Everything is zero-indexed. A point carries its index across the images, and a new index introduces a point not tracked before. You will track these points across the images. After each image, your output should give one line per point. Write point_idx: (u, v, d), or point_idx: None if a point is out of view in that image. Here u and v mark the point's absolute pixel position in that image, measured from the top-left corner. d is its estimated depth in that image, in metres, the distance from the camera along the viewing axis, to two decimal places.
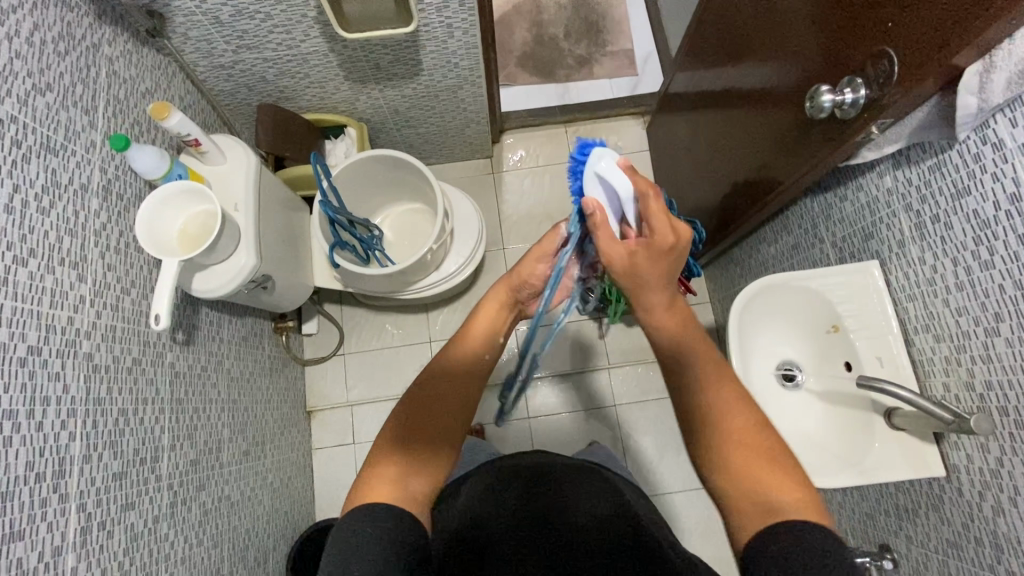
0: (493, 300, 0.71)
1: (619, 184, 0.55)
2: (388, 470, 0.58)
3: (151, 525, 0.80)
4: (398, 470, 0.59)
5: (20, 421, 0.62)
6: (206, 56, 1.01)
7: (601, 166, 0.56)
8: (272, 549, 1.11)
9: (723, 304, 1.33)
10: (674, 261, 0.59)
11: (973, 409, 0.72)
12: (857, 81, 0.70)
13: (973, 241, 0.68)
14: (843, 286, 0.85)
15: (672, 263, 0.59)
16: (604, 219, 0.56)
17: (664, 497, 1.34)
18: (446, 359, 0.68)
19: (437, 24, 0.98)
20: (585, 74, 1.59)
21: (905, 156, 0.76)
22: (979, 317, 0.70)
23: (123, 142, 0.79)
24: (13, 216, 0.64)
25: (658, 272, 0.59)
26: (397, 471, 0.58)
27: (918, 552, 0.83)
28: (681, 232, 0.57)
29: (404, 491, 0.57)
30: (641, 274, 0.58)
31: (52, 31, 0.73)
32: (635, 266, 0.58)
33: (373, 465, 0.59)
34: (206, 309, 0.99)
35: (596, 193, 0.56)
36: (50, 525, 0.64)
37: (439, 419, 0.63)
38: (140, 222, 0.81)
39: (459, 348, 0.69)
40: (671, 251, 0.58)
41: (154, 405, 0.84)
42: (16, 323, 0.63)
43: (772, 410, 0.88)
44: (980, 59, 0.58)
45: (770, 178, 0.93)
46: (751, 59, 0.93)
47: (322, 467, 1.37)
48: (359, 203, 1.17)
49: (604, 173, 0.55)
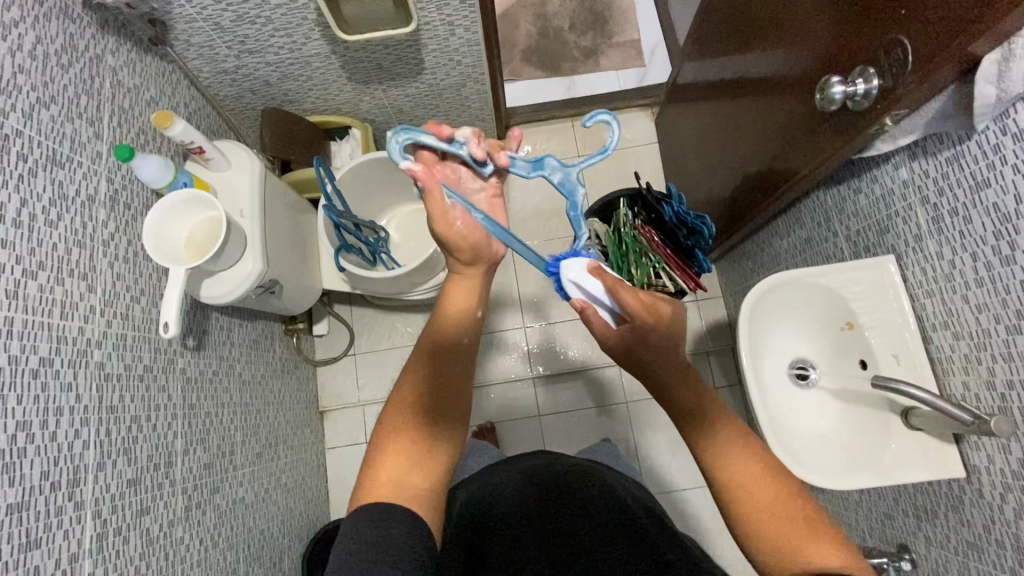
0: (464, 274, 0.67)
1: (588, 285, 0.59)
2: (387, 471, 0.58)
3: (166, 529, 0.81)
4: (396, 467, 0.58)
5: (34, 432, 0.63)
6: (209, 62, 1.02)
7: (572, 276, 0.59)
8: (287, 549, 1.13)
9: (735, 298, 1.31)
10: (672, 338, 0.58)
11: (994, 410, 0.70)
12: (869, 71, 0.67)
13: (993, 235, 0.66)
14: (857, 283, 0.83)
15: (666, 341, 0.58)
16: (593, 313, 0.59)
17: (675, 494, 1.33)
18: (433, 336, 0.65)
19: (437, 22, 0.97)
20: (591, 66, 1.56)
21: (921, 147, 0.74)
22: (1000, 315, 0.67)
23: (127, 152, 0.79)
24: (21, 230, 0.65)
25: (663, 334, 0.57)
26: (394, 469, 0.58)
27: (937, 553, 0.81)
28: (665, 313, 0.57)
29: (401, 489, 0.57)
30: (652, 343, 0.57)
31: (55, 44, 0.73)
32: (629, 347, 0.59)
33: (374, 465, 0.59)
34: (216, 314, 1.00)
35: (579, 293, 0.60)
36: (66, 532, 0.65)
37: (444, 401, 0.63)
38: (148, 231, 0.81)
39: (442, 326, 0.66)
40: (660, 331, 0.57)
41: (166, 411, 0.85)
42: (26, 336, 0.63)
43: (786, 410, 0.87)
44: (998, 46, 0.55)
45: (781, 171, 0.91)
46: (761, 49, 0.90)
47: (336, 466, 1.38)
48: (365, 205, 1.17)
49: (578, 279, 0.59)
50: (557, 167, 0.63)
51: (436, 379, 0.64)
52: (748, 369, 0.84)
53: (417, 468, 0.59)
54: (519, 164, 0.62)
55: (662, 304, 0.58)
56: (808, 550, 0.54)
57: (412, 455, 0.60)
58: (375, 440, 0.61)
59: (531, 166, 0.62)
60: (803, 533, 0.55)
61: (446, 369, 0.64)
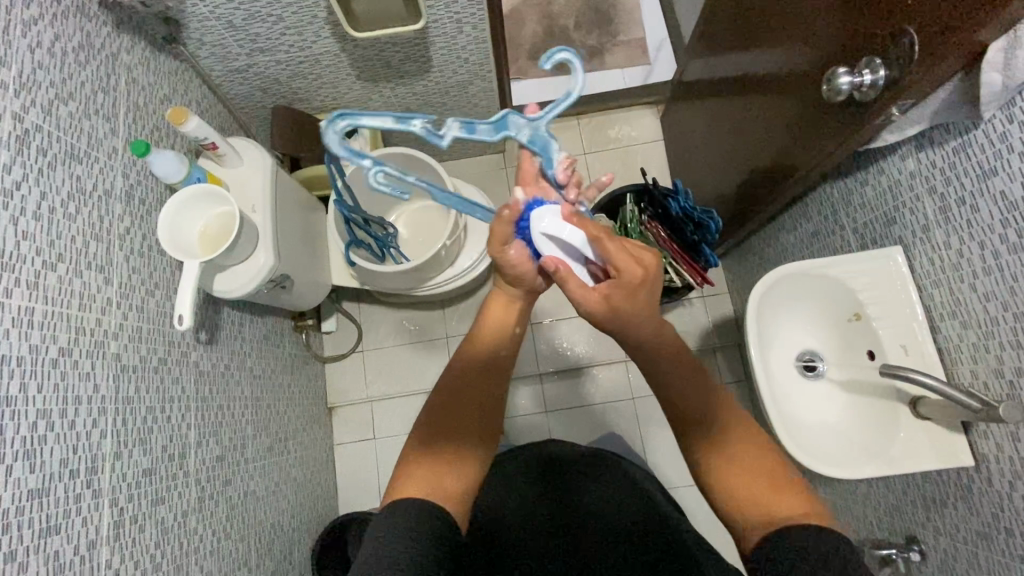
0: (503, 292, 0.66)
1: (568, 236, 0.57)
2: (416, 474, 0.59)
3: (181, 519, 0.82)
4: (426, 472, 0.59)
5: (53, 420, 0.64)
6: (221, 61, 1.03)
7: (545, 227, 0.58)
8: (297, 543, 1.14)
9: (742, 293, 1.31)
10: (652, 292, 0.55)
11: (1003, 397, 0.70)
12: (876, 61, 0.68)
13: (1000, 223, 0.66)
14: (864, 274, 0.83)
15: (650, 292, 0.55)
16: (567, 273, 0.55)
17: (682, 490, 1.34)
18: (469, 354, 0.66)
19: (445, 20, 0.98)
20: (596, 64, 1.57)
21: (928, 138, 0.74)
22: (1008, 302, 0.67)
23: (143, 148, 0.80)
24: (41, 222, 0.66)
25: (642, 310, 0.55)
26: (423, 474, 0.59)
27: (946, 543, 0.82)
28: (647, 262, 0.54)
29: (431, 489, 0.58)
30: (637, 298, 0.54)
31: (73, 41, 0.75)
32: (611, 309, 0.55)
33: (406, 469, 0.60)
34: (228, 309, 1.02)
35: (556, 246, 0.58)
36: (85, 519, 0.66)
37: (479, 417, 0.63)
38: (165, 222, 0.83)
39: (477, 346, 0.66)
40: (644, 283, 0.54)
41: (180, 403, 0.86)
42: (47, 326, 0.65)
43: (793, 401, 0.87)
44: (1005, 34, 0.56)
45: (787, 164, 0.91)
46: (767, 42, 0.91)
47: (345, 462, 1.39)
48: (372, 201, 1.18)
49: (551, 232, 0.58)
50: (524, 124, 0.59)
51: (475, 393, 0.64)
52: (756, 361, 0.85)
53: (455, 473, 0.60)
54: (482, 128, 0.59)
55: (644, 255, 0.54)
56: (775, 504, 0.55)
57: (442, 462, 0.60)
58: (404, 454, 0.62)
59: (490, 129, 0.59)
60: (771, 487, 0.56)
61: (484, 383, 0.65)
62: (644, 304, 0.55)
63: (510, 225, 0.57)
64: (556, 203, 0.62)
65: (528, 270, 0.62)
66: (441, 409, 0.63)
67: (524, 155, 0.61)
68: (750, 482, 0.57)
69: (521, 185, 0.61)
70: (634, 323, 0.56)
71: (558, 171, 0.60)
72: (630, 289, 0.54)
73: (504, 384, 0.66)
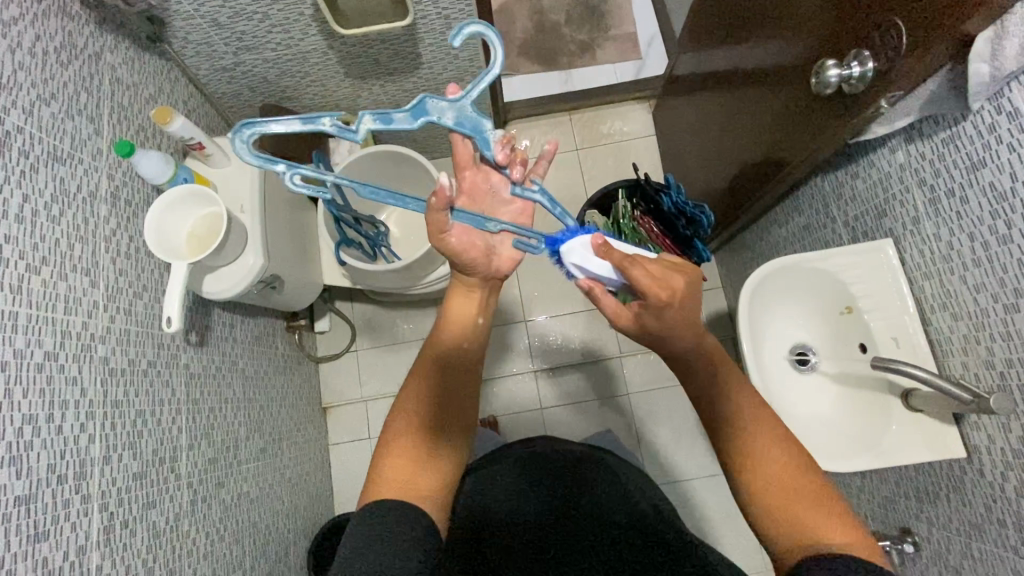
0: (461, 282, 0.65)
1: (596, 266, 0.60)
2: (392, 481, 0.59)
3: (173, 522, 0.81)
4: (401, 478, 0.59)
5: (40, 425, 0.63)
6: (207, 60, 1.02)
7: (573, 258, 0.60)
8: (293, 544, 1.13)
9: (735, 287, 1.31)
10: (689, 310, 0.57)
11: (994, 388, 0.70)
12: (865, 54, 0.67)
13: (990, 215, 0.66)
14: (856, 267, 0.83)
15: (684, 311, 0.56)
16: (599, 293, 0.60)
17: (677, 485, 1.34)
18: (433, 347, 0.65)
19: (434, 16, 0.97)
20: (587, 59, 1.56)
21: (917, 130, 0.74)
22: (998, 294, 0.67)
23: (127, 148, 0.79)
24: (24, 225, 0.65)
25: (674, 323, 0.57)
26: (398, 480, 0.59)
27: (940, 535, 0.82)
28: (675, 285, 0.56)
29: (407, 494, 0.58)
30: (666, 318, 0.57)
31: (54, 41, 0.74)
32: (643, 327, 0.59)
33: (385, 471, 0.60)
34: (218, 310, 1.01)
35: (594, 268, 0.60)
36: (74, 525, 0.65)
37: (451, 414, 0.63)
38: (154, 208, 0.83)
39: (442, 339, 0.65)
40: (674, 305, 0.56)
41: (171, 406, 0.85)
42: (32, 331, 0.64)
43: (785, 395, 0.87)
44: (992, 25, 0.56)
45: (777, 158, 0.91)
46: (757, 35, 0.91)
47: (339, 462, 1.39)
48: (362, 200, 1.17)
49: (581, 260, 0.60)
50: (447, 106, 0.58)
51: (447, 391, 0.63)
52: (748, 355, 0.85)
53: (429, 474, 0.60)
54: (398, 117, 0.58)
55: (672, 278, 0.56)
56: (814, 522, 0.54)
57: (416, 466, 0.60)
58: (377, 453, 0.61)
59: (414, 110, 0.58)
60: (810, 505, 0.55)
61: (457, 381, 0.64)
62: (679, 324, 0.57)
63: (443, 212, 0.57)
64: (503, 182, 0.62)
65: (478, 255, 0.62)
66: (413, 407, 0.62)
67: (455, 139, 0.59)
68: (783, 497, 0.56)
69: (460, 168, 0.61)
70: (675, 337, 0.59)
71: (497, 150, 0.59)
72: (658, 312, 0.56)
73: (472, 378, 0.66)
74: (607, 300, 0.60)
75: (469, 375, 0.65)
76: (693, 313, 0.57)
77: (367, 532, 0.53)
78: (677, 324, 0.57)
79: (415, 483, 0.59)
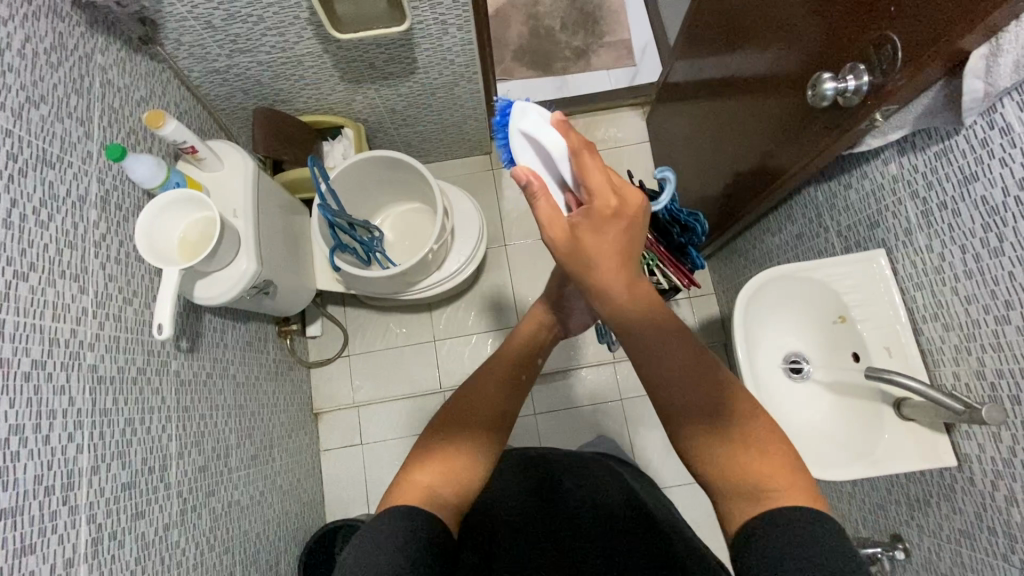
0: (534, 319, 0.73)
1: (549, 142, 0.52)
2: (417, 481, 0.58)
3: (162, 533, 0.80)
4: (427, 480, 0.58)
5: (27, 435, 0.62)
6: (200, 62, 1.01)
7: (523, 125, 0.54)
8: (283, 552, 1.12)
9: (728, 294, 1.32)
10: (623, 240, 0.53)
11: (984, 398, 0.71)
12: (860, 67, 0.68)
13: (982, 228, 0.67)
14: (848, 276, 0.84)
15: (624, 234, 0.53)
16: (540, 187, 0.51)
17: (672, 489, 1.34)
18: (489, 365, 0.67)
19: (431, 21, 0.97)
20: (582, 65, 1.57)
21: (910, 142, 0.75)
22: (989, 305, 0.68)
23: (119, 152, 0.78)
24: (12, 230, 0.64)
25: (609, 244, 0.53)
26: (424, 480, 0.58)
27: (930, 541, 0.83)
28: (629, 199, 0.53)
29: (431, 500, 0.57)
30: (596, 234, 0.53)
31: (44, 42, 0.72)
32: (576, 238, 0.53)
33: (411, 471, 0.59)
34: (209, 316, 1.00)
35: (529, 162, 0.52)
36: (61, 537, 0.64)
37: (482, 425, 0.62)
38: (147, 209, 0.82)
39: (499, 359, 0.68)
40: (610, 220, 0.52)
41: (160, 413, 0.84)
42: (19, 338, 0.62)
43: (780, 403, 0.88)
44: (987, 42, 0.56)
45: (770, 168, 0.92)
46: (751, 45, 0.91)
47: (331, 467, 1.38)
48: (357, 206, 1.17)
49: (535, 134, 0.54)
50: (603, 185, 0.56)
51: (485, 404, 0.64)
52: (744, 362, 0.85)
53: (451, 484, 0.58)
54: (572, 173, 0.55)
55: (624, 188, 0.53)
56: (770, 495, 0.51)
57: (439, 470, 0.59)
58: (410, 454, 0.61)
59: None
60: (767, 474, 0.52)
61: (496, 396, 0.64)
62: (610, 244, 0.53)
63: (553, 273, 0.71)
64: None
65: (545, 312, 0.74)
66: (452, 415, 0.63)
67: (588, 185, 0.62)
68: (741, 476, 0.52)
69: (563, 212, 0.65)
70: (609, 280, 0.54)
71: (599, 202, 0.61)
72: (594, 224, 0.52)
73: (517, 400, 0.65)
74: (548, 203, 0.52)
75: (516, 397, 0.66)
76: (628, 252, 0.54)
77: (369, 537, 0.53)
78: (613, 260, 0.54)
79: (436, 491, 0.58)
